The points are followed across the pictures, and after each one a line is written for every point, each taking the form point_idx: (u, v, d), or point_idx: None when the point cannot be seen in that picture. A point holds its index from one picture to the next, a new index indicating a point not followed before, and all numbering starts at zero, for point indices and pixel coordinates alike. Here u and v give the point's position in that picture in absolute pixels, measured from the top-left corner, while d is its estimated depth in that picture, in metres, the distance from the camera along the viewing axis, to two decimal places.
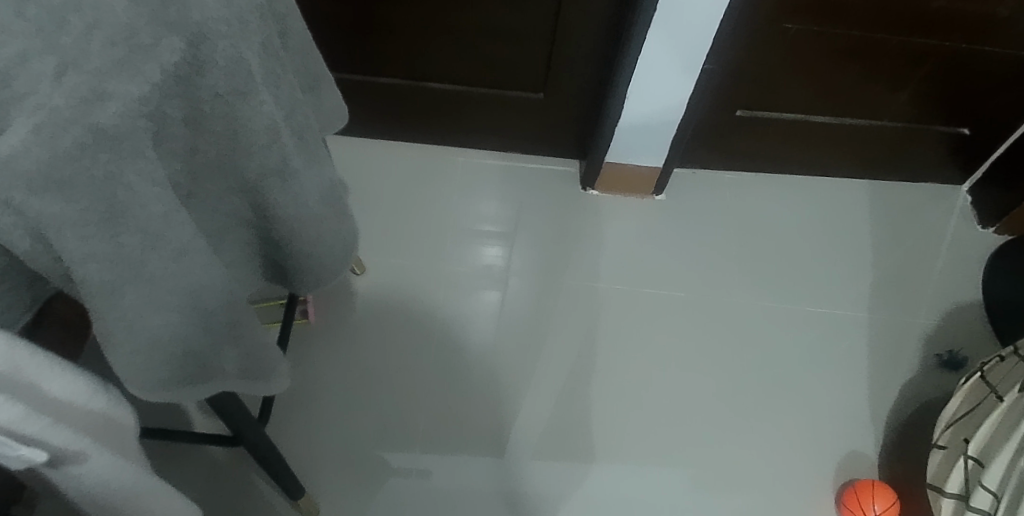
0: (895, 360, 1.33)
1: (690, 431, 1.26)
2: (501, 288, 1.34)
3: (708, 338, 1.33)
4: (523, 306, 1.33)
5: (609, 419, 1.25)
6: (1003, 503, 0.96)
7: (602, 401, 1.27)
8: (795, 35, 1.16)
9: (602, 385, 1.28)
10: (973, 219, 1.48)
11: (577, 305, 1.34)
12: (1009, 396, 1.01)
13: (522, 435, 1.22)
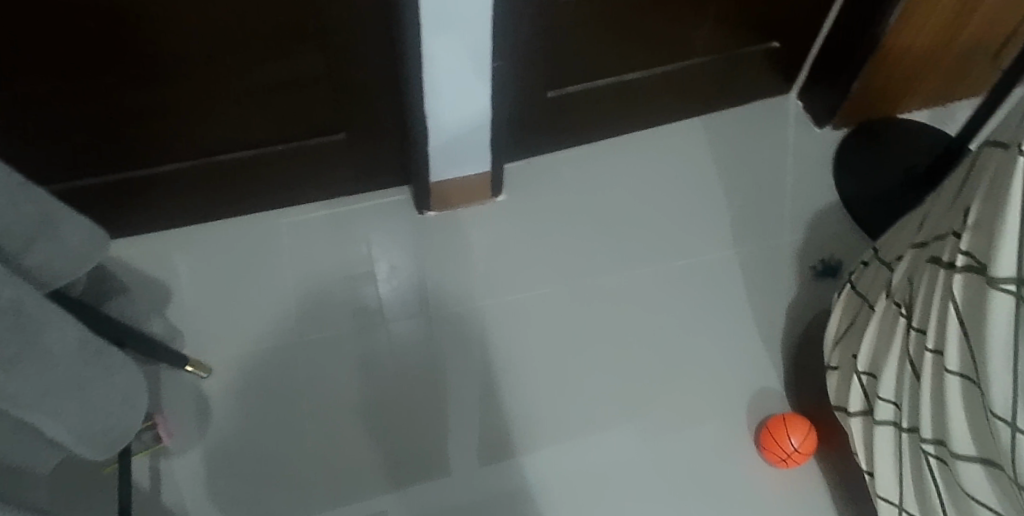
0: (773, 287, 1.33)
1: (610, 412, 1.22)
2: (377, 329, 1.26)
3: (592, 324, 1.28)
4: (406, 343, 1.25)
5: (531, 416, 1.21)
6: (904, 409, 0.90)
7: (525, 399, 1.22)
8: (579, 8, 1.11)
9: (511, 392, 1.23)
10: (809, 122, 1.48)
11: (451, 334, 1.26)
12: (879, 305, 0.96)
13: (451, 452, 1.18)
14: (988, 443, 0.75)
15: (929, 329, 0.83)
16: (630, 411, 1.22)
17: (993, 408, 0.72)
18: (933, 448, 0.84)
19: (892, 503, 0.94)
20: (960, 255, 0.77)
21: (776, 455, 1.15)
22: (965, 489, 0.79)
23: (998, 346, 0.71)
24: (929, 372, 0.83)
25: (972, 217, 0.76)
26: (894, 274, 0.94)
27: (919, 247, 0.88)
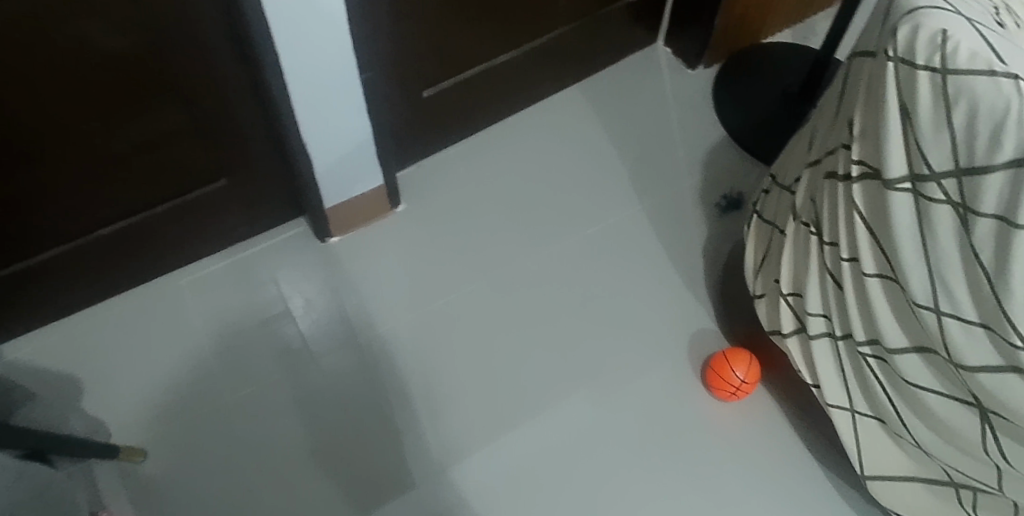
0: (684, 231, 1.34)
1: (559, 387, 1.19)
2: (308, 366, 1.21)
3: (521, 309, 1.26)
4: (341, 372, 1.20)
5: (484, 409, 1.18)
6: (835, 320, 0.90)
7: (472, 394, 1.19)
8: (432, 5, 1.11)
9: (457, 391, 1.19)
10: (681, 66, 1.52)
11: (383, 355, 1.22)
12: (789, 228, 0.96)
13: (411, 463, 1.13)
14: (917, 332, 0.79)
15: (840, 239, 0.84)
16: (578, 381, 1.20)
17: (912, 298, 0.77)
18: (869, 350, 0.87)
19: (844, 409, 0.95)
20: (854, 165, 0.80)
21: (727, 389, 1.13)
22: (906, 378, 0.83)
23: (906, 239, 0.75)
24: (850, 281, 0.85)
25: (857, 126, 0.79)
26: (795, 197, 0.95)
27: (815, 165, 0.90)
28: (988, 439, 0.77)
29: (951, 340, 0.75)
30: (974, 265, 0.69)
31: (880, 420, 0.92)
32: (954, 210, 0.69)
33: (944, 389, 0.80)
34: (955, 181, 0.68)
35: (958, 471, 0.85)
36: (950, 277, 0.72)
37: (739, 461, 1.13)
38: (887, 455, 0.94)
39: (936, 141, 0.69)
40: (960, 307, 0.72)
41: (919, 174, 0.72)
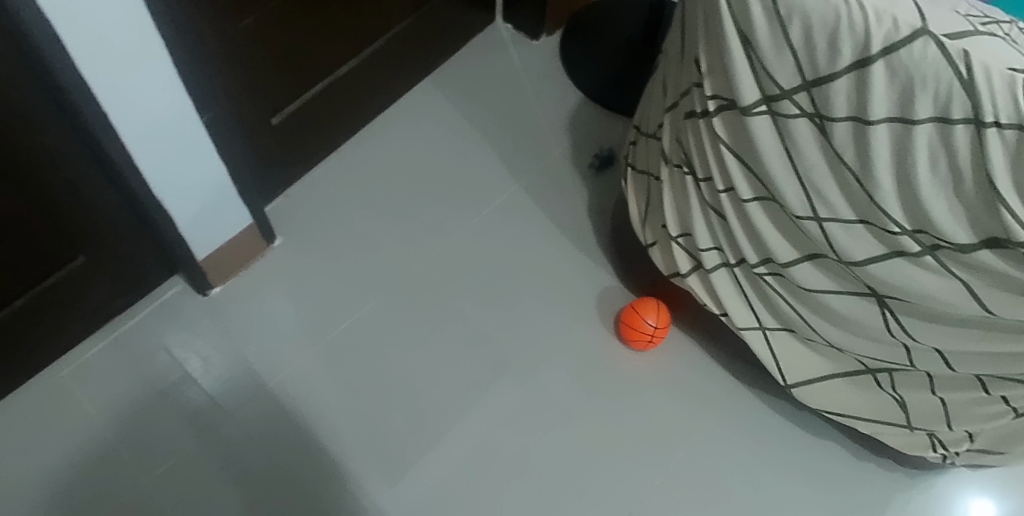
0: (566, 199, 1.30)
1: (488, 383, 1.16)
2: (221, 429, 1.13)
3: (425, 319, 1.21)
4: (258, 426, 1.13)
5: (415, 425, 1.13)
6: (727, 249, 0.91)
7: (399, 413, 1.14)
8: (257, 28, 1.06)
9: (384, 415, 1.14)
10: (525, 40, 1.47)
11: (297, 401, 1.15)
12: (663, 173, 0.94)
13: (353, 500, 1.08)
14: (803, 243, 0.83)
15: (713, 172, 0.85)
16: (504, 370, 1.17)
17: (792, 212, 0.81)
18: (763, 268, 0.89)
19: (754, 328, 0.97)
20: (710, 100, 0.81)
21: (644, 337, 1.08)
22: (805, 287, 0.87)
23: (773, 159, 0.78)
24: (731, 211, 0.86)
25: (704, 64, 0.81)
26: (663, 140, 0.93)
27: (673, 109, 0.89)
28: (889, 321, 0.83)
29: (834, 239, 0.79)
30: (839, 167, 0.74)
31: (788, 329, 0.94)
32: (811, 121, 0.74)
33: (839, 287, 0.84)
34: (806, 94, 0.73)
35: (872, 360, 0.89)
36: (822, 183, 0.77)
37: (674, 406, 1.14)
38: (803, 361, 0.96)
39: (777, 60, 0.73)
40: (834, 209, 0.78)
41: (771, 95, 0.75)
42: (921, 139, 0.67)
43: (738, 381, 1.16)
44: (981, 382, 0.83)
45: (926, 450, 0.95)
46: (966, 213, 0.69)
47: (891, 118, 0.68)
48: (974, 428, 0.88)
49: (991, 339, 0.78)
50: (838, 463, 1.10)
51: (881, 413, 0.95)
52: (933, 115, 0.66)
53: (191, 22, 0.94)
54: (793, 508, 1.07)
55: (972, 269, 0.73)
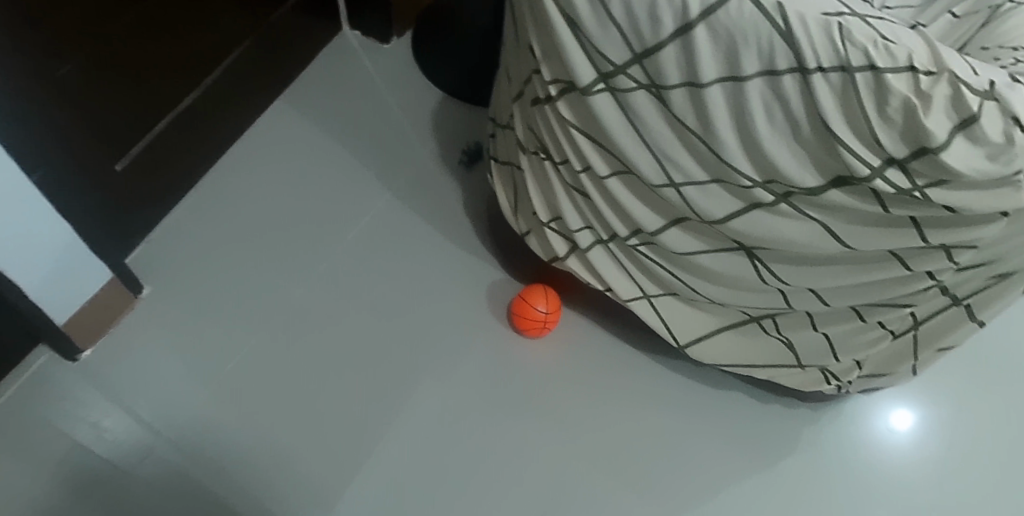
0: (442, 199, 1.25)
1: (397, 398, 1.10)
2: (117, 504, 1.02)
3: (317, 347, 1.13)
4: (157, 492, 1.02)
5: (327, 460, 1.05)
6: (597, 227, 0.90)
7: (308, 450, 1.06)
8: (79, 71, 0.98)
9: (292, 455, 1.05)
10: (375, 44, 1.41)
11: (190, 463, 1.04)
12: (522, 161, 0.92)
13: None
14: (667, 210, 0.84)
15: (568, 154, 0.84)
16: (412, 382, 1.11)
17: (650, 182, 0.81)
18: (636, 240, 0.89)
19: (639, 298, 0.97)
20: (550, 85, 0.80)
21: (537, 325, 1.05)
22: (678, 252, 0.87)
23: (621, 134, 0.78)
24: (593, 189, 0.86)
25: (537, 50, 0.79)
26: (516, 129, 0.91)
27: (519, 98, 0.87)
28: (760, 270, 0.85)
29: (692, 203, 0.81)
30: (684, 133, 0.75)
31: (671, 293, 0.95)
32: (648, 91, 0.74)
33: (710, 246, 0.85)
34: (638, 67, 0.73)
35: (755, 310, 0.91)
36: (671, 151, 0.77)
37: (581, 389, 1.13)
38: (692, 321, 0.97)
39: (604, 36, 0.72)
40: (688, 173, 0.78)
41: (606, 73, 0.75)
42: (754, 94, 0.69)
43: (641, 352, 1.16)
44: (857, 312, 0.86)
45: (821, 384, 0.98)
46: (808, 158, 0.72)
47: (722, 78, 0.70)
48: (860, 356, 0.92)
49: (856, 272, 0.80)
50: (743, 413, 1.13)
51: (773, 358, 0.97)
52: (761, 70, 0.68)
53: (17, 64, 0.86)
54: (709, 465, 1.09)
55: (826, 210, 0.75)
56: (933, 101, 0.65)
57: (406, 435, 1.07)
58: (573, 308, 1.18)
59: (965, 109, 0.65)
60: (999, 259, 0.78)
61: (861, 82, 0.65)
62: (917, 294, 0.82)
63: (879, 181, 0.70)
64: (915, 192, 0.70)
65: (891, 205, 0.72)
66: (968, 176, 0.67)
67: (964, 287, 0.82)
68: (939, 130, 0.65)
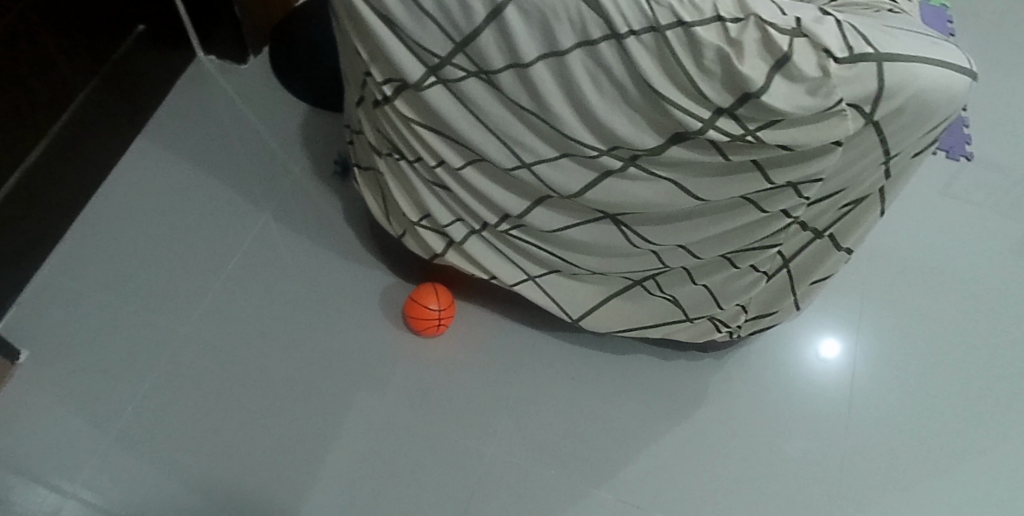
0: (320, 214, 1.23)
1: (307, 421, 1.07)
2: None
3: (214, 383, 1.09)
4: None
5: (244, 496, 1.02)
6: (466, 218, 0.91)
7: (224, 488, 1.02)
8: None
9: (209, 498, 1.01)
10: (232, 66, 1.37)
11: None
12: (380, 163, 0.92)
13: None
14: (526, 191, 0.84)
15: (419, 150, 0.84)
16: (320, 402, 1.09)
17: (502, 166, 0.81)
18: (506, 225, 0.90)
19: (525, 280, 0.98)
20: (384, 86, 0.79)
21: (433, 323, 1.07)
22: (546, 230, 0.88)
23: (463, 124, 0.78)
24: (452, 182, 0.86)
25: (364, 53, 0.78)
26: (366, 133, 0.90)
27: (361, 102, 0.86)
28: (628, 235, 0.86)
29: (546, 180, 0.81)
30: (521, 114, 0.75)
31: (554, 270, 0.96)
32: (478, 78, 0.74)
33: (576, 220, 0.86)
34: (462, 55, 0.72)
35: (635, 273, 0.93)
36: (514, 132, 0.77)
37: (489, 379, 1.13)
38: (579, 293, 0.98)
39: (422, 30, 0.71)
40: (536, 151, 0.78)
41: (433, 66, 0.74)
42: (577, 66, 0.69)
43: (538, 332, 1.17)
44: (729, 259, 0.88)
45: (713, 332, 1.01)
46: (642, 118, 0.72)
47: (544, 56, 0.69)
48: (741, 300, 0.95)
49: (716, 222, 0.82)
50: (644, 373, 1.17)
51: (662, 317, 0.99)
52: (578, 42, 0.68)
53: None
54: (623, 429, 1.11)
55: (672, 167, 0.76)
56: (744, 47, 0.65)
57: (317, 456, 1.05)
58: (466, 302, 1.19)
59: (777, 51, 0.66)
60: (845, 187, 0.79)
61: (673, 39, 0.65)
62: (779, 233, 0.84)
63: (713, 132, 0.71)
64: (749, 136, 0.71)
65: (730, 152, 0.73)
66: (793, 113, 0.68)
67: (820, 220, 0.84)
68: (756, 75, 0.66)
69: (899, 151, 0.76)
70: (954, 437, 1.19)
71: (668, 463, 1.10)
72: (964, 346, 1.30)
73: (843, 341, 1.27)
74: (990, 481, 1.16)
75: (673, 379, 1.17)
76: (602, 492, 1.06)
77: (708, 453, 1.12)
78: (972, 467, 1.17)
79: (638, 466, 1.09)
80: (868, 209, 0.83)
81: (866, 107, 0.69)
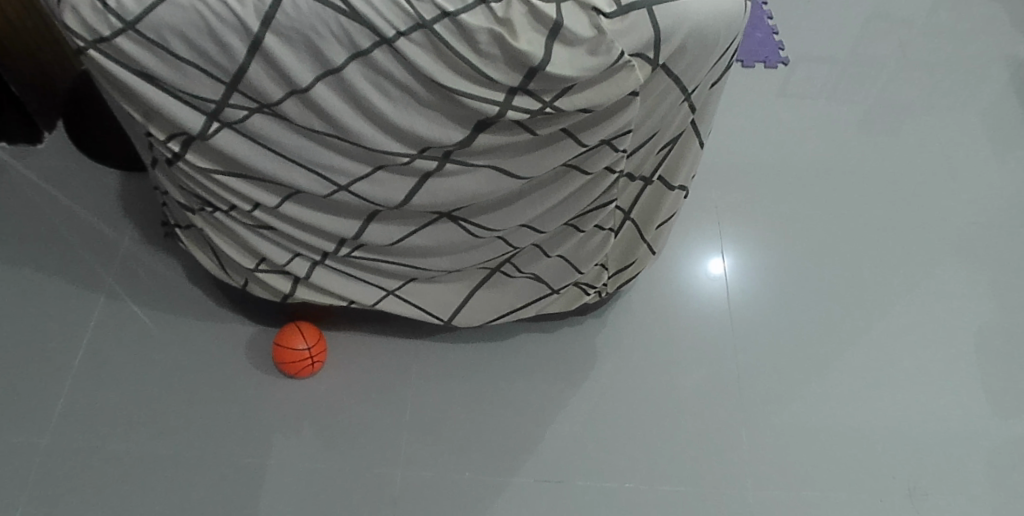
0: (166, 281, 1.17)
1: (207, 495, 1.02)
2: None
3: (90, 487, 1.01)
4: None
5: None
6: (303, 250, 0.89)
7: None
8: None
9: None
10: (26, 147, 1.27)
11: None
12: (198, 219, 0.88)
13: None
14: (353, 211, 0.82)
15: (231, 198, 0.81)
16: (215, 473, 1.03)
17: (320, 195, 0.79)
18: (346, 249, 0.88)
19: (385, 296, 0.98)
20: (169, 143, 0.74)
21: (306, 363, 1.06)
22: (387, 243, 0.87)
23: (264, 163, 0.75)
24: (275, 220, 0.83)
25: (137, 114, 0.73)
26: (173, 192, 0.86)
27: (156, 164, 0.81)
28: (468, 228, 0.85)
29: (368, 196, 0.79)
30: (320, 138, 0.72)
31: (410, 279, 0.96)
32: (263, 113, 0.70)
33: (413, 227, 0.85)
34: (238, 94, 0.68)
35: (489, 262, 0.94)
36: (319, 157, 0.74)
37: (384, 400, 1.11)
38: (441, 295, 1.00)
39: (186, 79, 0.67)
40: (348, 171, 0.76)
41: (212, 111, 0.70)
42: (356, 79, 0.66)
43: (419, 339, 1.16)
44: (573, 225, 0.90)
45: (582, 296, 1.04)
46: (441, 115, 0.70)
47: (320, 76, 0.66)
48: (598, 261, 0.97)
49: (547, 195, 0.83)
50: (534, 350, 1.17)
51: (529, 295, 1.02)
52: (349, 55, 0.65)
53: None
54: (528, 409, 1.12)
55: (486, 154, 0.76)
56: (514, 24, 0.64)
57: None
58: (342, 329, 1.16)
59: (548, 20, 0.65)
60: (657, 132, 0.80)
61: (443, 32, 0.63)
62: (610, 190, 0.85)
63: (512, 112, 0.70)
64: (548, 109, 0.70)
65: (536, 127, 0.73)
66: (582, 77, 0.67)
67: (645, 167, 0.85)
68: (534, 48, 0.65)
69: (695, 85, 0.76)
70: (829, 326, 1.26)
71: (577, 430, 1.11)
72: (821, 237, 1.37)
73: (706, 253, 1.33)
74: (873, 358, 1.23)
75: (563, 348, 1.18)
76: (519, 479, 1.06)
77: (614, 410, 1.14)
78: (854, 349, 1.24)
79: (549, 441, 1.10)
80: (688, 145, 0.84)
81: (649, 54, 0.69)
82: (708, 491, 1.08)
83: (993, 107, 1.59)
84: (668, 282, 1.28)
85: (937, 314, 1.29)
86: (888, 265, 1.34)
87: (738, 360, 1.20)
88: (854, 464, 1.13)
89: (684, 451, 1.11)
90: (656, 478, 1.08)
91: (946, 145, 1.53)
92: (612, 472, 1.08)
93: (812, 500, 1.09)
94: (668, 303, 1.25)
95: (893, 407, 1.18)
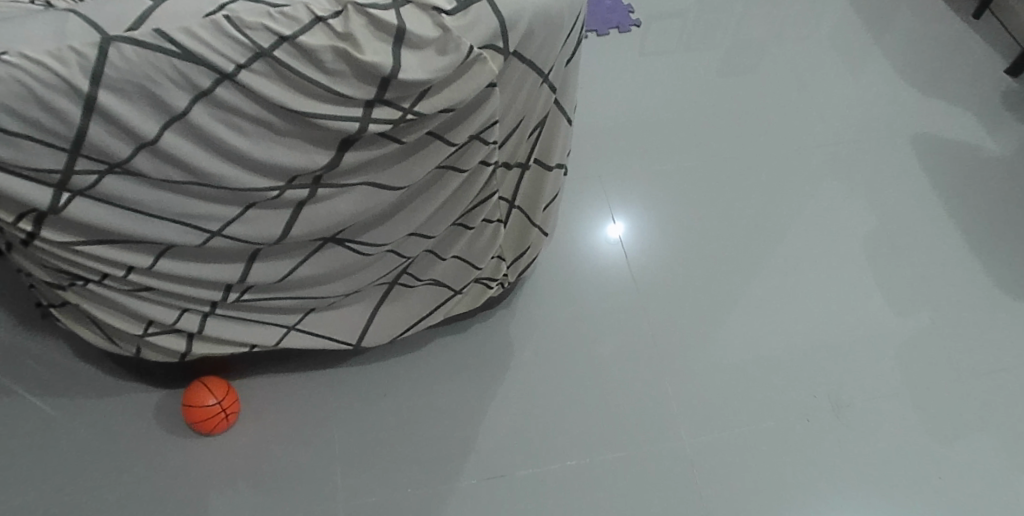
0: (53, 364, 1.09)
1: None
2: None
3: None
4: None
5: None
6: (191, 304, 0.85)
7: None
8: None
9: None
10: None
11: None
12: (70, 294, 0.83)
13: None
14: (233, 255, 0.80)
15: (101, 266, 0.76)
16: None
17: (194, 245, 0.76)
18: (235, 294, 0.85)
19: (287, 332, 0.95)
20: (21, 222, 0.70)
21: (220, 417, 1.03)
22: (277, 279, 0.84)
23: (127, 224, 0.71)
24: (153, 281, 0.79)
25: None
26: (36, 272, 0.81)
27: (12, 246, 0.76)
28: (357, 247, 0.84)
29: (245, 236, 0.76)
30: (180, 188, 0.69)
31: (310, 310, 0.94)
32: (113, 173, 0.66)
33: (299, 258, 0.83)
34: (81, 158, 0.64)
35: (385, 277, 0.93)
36: (184, 207, 0.71)
37: (311, 434, 1.08)
38: (346, 319, 0.98)
39: (22, 152, 0.63)
40: (217, 216, 0.73)
41: (59, 181, 0.66)
42: (205, 120, 0.64)
43: (336, 367, 1.14)
44: (462, 224, 0.90)
45: (487, 290, 1.04)
46: (302, 140, 0.69)
47: (166, 125, 0.63)
48: (493, 253, 0.97)
49: (428, 199, 0.83)
50: (454, 351, 1.18)
51: (434, 300, 1.01)
52: (191, 97, 0.62)
53: None
54: (458, 410, 1.12)
55: (357, 172, 0.75)
56: (357, 37, 0.63)
57: None
58: (253, 374, 1.12)
59: (390, 28, 0.64)
60: (523, 117, 0.81)
61: (285, 57, 0.62)
62: (489, 182, 0.85)
63: (373, 125, 0.69)
64: (408, 115, 0.70)
65: (401, 136, 0.72)
66: (436, 78, 0.67)
67: (519, 153, 0.86)
68: (381, 58, 0.64)
69: (550, 66, 0.78)
70: (730, 266, 1.32)
71: (511, 419, 1.12)
72: (705, 183, 1.43)
73: (600, 221, 1.36)
74: (773, 286, 1.30)
75: (482, 343, 1.19)
76: (465, 480, 1.07)
77: (543, 390, 1.15)
78: (755, 282, 1.30)
79: (485, 436, 1.10)
80: (557, 125, 0.86)
81: (499, 43, 0.70)
82: (645, 447, 1.12)
83: (836, 31, 1.70)
84: (572, 257, 1.30)
85: (821, 233, 1.37)
86: (770, 198, 1.42)
87: (650, 317, 1.24)
88: (775, 388, 1.19)
89: (618, 416, 1.14)
90: (594, 446, 1.11)
91: (801, 74, 1.61)
92: (552, 451, 1.10)
93: (745, 434, 1.14)
94: (578, 278, 1.28)
95: (798, 328, 1.25)
